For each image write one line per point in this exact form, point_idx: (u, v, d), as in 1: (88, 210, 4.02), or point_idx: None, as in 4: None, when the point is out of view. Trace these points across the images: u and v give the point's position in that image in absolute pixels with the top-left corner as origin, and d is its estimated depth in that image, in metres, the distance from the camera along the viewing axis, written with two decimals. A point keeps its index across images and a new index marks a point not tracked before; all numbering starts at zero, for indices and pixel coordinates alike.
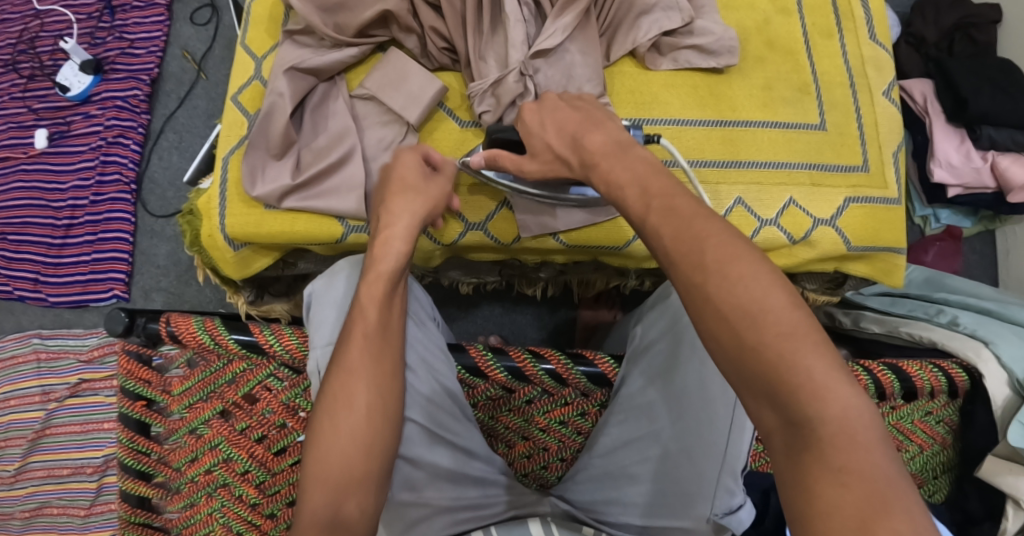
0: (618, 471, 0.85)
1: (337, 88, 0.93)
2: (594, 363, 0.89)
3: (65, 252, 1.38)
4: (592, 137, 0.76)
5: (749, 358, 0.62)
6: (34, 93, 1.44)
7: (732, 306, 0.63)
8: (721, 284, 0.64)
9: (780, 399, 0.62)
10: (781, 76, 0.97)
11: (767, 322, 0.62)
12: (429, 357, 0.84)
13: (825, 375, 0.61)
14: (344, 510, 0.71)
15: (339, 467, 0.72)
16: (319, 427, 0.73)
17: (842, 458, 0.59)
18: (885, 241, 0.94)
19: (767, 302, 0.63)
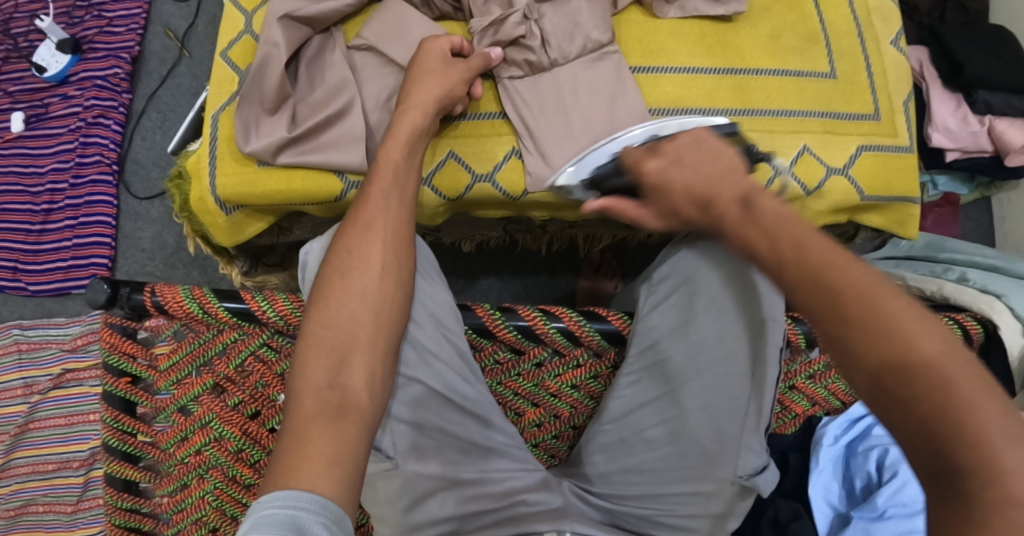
0: (633, 436, 0.81)
1: (334, 37, 0.90)
2: (609, 320, 0.84)
3: (45, 238, 1.33)
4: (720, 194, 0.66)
5: (894, 404, 0.57)
6: (8, 75, 1.38)
7: (887, 354, 0.57)
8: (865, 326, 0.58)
9: (936, 451, 0.55)
10: (788, 25, 0.94)
11: (923, 368, 0.56)
12: (437, 308, 0.80)
13: (994, 428, 0.54)
14: (349, 385, 0.69)
15: (343, 334, 0.71)
16: (327, 292, 0.72)
17: (986, 508, 0.53)
18: (899, 191, 0.92)
19: (918, 343, 0.57)
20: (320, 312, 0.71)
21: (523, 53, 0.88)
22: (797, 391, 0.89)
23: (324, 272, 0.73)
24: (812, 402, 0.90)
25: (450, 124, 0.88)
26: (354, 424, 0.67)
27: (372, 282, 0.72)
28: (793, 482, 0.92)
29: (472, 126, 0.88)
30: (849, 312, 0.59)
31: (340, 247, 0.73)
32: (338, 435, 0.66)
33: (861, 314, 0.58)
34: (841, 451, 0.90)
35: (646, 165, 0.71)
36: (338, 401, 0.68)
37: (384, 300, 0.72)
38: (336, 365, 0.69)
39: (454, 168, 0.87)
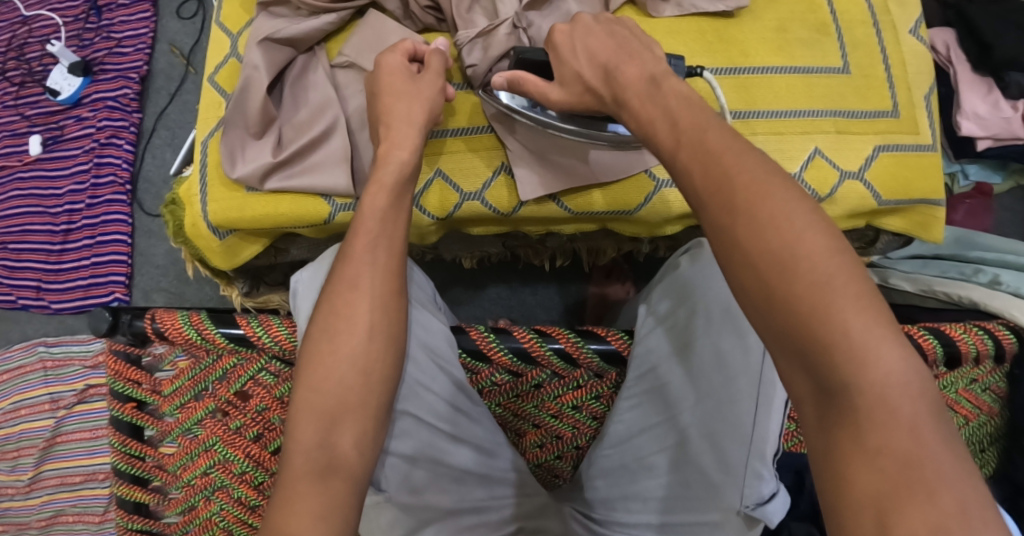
0: (635, 463, 0.77)
1: (319, 57, 0.87)
2: (607, 341, 0.81)
3: (65, 257, 1.34)
4: (625, 68, 0.68)
5: (783, 322, 0.55)
6: (26, 99, 1.40)
7: (768, 265, 0.55)
8: (749, 220, 0.56)
9: (812, 361, 0.54)
10: (797, 16, 0.89)
11: (803, 272, 0.54)
12: (430, 343, 0.77)
13: (861, 331, 0.53)
14: (338, 446, 0.66)
15: (333, 397, 0.68)
16: (315, 351, 0.69)
17: (877, 437, 0.51)
18: (919, 192, 0.86)
19: (802, 251, 0.55)
20: (308, 376, 0.68)
21: (512, 62, 0.84)
22: None
23: (310, 334, 0.70)
24: None
25: (430, 141, 0.85)
26: (344, 481, 0.64)
27: (362, 339, 0.70)
28: (809, 502, 0.87)
29: (455, 142, 0.85)
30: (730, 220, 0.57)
31: (326, 306, 0.70)
32: (327, 492, 0.63)
33: (748, 235, 0.56)
34: None
35: (555, 40, 0.74)
36: (326, 462, 0.65)
37: (372, 358, 0.70)
38: (326, 430, 0.66)
39: (442, 188, 0.85)
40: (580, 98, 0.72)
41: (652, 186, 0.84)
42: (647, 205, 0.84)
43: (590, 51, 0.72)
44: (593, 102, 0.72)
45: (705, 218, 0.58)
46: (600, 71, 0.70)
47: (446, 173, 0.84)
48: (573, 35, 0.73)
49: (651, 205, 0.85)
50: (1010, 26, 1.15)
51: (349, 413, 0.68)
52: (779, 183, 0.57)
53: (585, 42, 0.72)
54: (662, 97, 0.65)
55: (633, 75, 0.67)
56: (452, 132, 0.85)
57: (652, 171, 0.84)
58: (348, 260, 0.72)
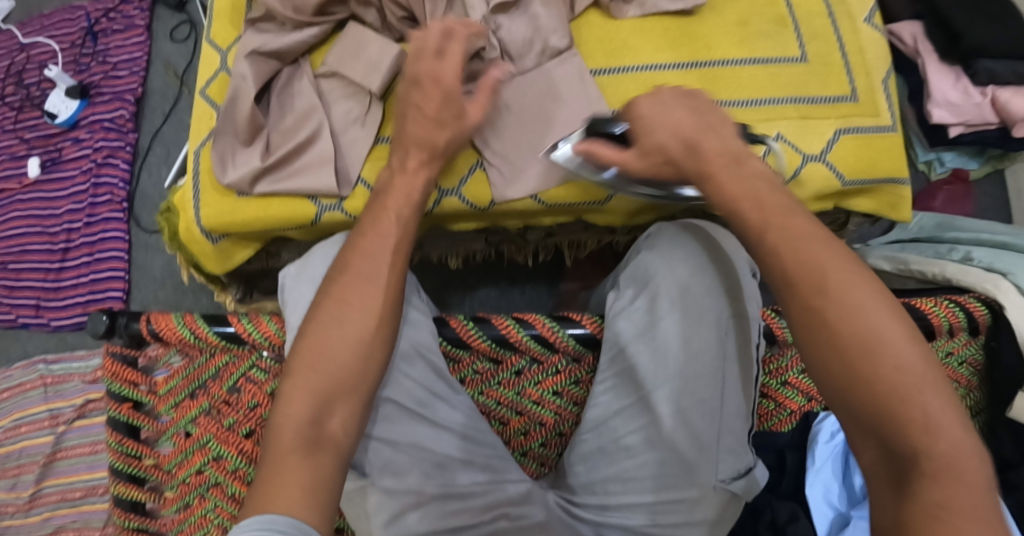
0: (612, 444, 0.79)
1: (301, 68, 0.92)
2: (582, 324, 0.84)
3: (63, 275, 1.38)
4: (707, 144, 0.73)
5: (863, 388, 0.62)
6: (25, 123, 1.44)
7: (852, 344, 0.62)
8: (833, 306, 0.63)
9: (881, 425, 0.61)
10: (756, 11, 0.93)
11: (884, 357, 0.62)
12: (416, 334, 0.81)
13: (936, 410, 0.60)
14: (327, 426, 0.69)
15: (331, 377, 0.71)
16: (319, 330, 0.72)
17: (939, 494, 0.58)
18: (884, 171, 0.90)
19: (886, 337, 0.62)
20: (311, 355, 0.71)
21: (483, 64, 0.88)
22: (790, 387, 0.89)
23: (319, 315, 0.73)
24: (807, 397, 0.90)
25: (374, 147, 0.89)
26: (330, 457, 0.68)
27: (364, 321, 0.73)
28: (793, 481, 0.89)
29: None
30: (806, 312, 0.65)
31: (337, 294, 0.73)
32: (315, 467, 0.67)
33: (839, 316, 0.63)
34: (839, 448, 0.87)
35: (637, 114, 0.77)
36: (314, 437, 0.68)
37: (368, 342, 0.73)
38: (317, 412, 0.69)
39: None
40: (657, 168, 0.76)
41: None
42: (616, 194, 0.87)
43: (671, 125, 0.75)
44: (669, 172, 0.76)
45: (794, 300, 0.65)
46: (682, 143, 0.74)
47: (402, 176, 0.88)
48: (655, 109, 0.76)
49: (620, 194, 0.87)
50: (972, 15, 1.18)
51: (342, 393, 0.71)
52: (861, 274, 0.64)
53: (667, 118, 0.75)
54: (746, 175, 0.71)
55: (714, 150, 0.72)
56: None
57: None
58: (359, 252, 0.75)
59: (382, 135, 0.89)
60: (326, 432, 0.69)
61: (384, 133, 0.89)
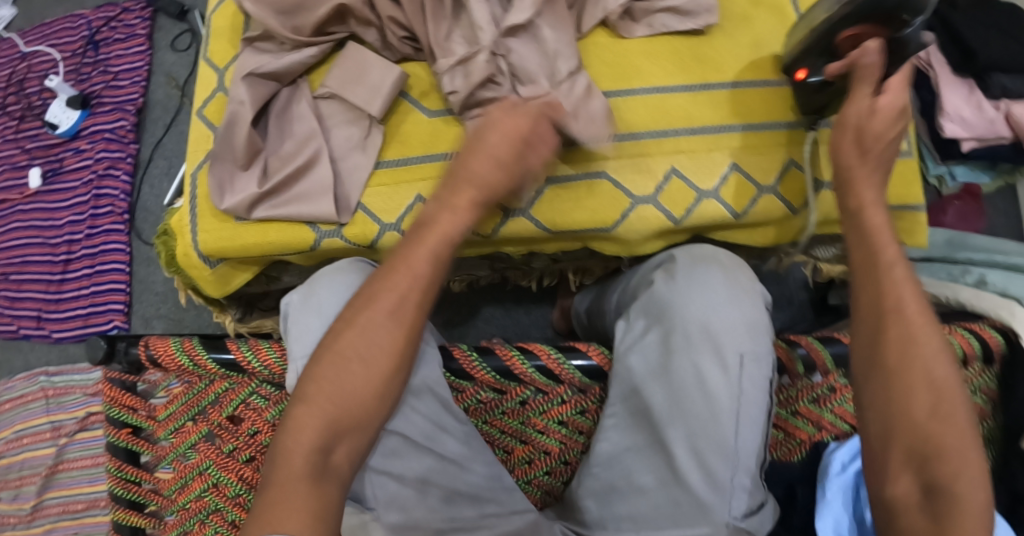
0: (623, 482, 0.77)
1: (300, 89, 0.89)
2: (589, 356, 0.81)
3: (65, 287, 1.36)
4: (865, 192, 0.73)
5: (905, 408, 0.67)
6: (26, 133, 1.43)
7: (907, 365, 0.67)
8: (923, 353, 0.67)
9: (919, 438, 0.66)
10: (771, 33, 0.88)
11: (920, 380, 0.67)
12: (425, 369, 0.78)
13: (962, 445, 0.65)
14: (334, 458, 0.68)
15: (347, 408, 0.69)
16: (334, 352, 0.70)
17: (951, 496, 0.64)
18: (898, 198, 0.87)
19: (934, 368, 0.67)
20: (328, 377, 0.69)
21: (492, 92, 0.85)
22: (800, 416, 0.86)
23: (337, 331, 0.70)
24: (818, 427, 0.86)
25: (374, 172, 0.86)
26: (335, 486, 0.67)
27: (377, 352, 0.70)
28: (804, 516, 0.85)
29: (418, 168, 0.86)
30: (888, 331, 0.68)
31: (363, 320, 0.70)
32: (321, 495, 0.66)
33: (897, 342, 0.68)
34: (851, 481, 0.82)
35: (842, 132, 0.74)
36: (318, 471, 0.66)
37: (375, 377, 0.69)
38: (323, 444, 0.67)
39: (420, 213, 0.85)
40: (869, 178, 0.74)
41: (629, 203, 0.83)
42: (624, 221, 0.83)
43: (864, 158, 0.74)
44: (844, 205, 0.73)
45: (864, 325, 0.70)
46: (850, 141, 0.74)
47: (370, 208, 0.85)
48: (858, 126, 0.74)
49: (628, 221, 0.83)
50: (986, 30, 1.16)
51: (346, 426, 0.69)
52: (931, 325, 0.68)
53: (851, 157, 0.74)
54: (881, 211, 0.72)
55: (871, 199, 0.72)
56: (413, 160, 0.86)
57: (629, 188, 0.83)
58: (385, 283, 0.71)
59: (383, 159, 0.87)
60: (330, 465, 0.68)
61: (384, 157, 0.87)
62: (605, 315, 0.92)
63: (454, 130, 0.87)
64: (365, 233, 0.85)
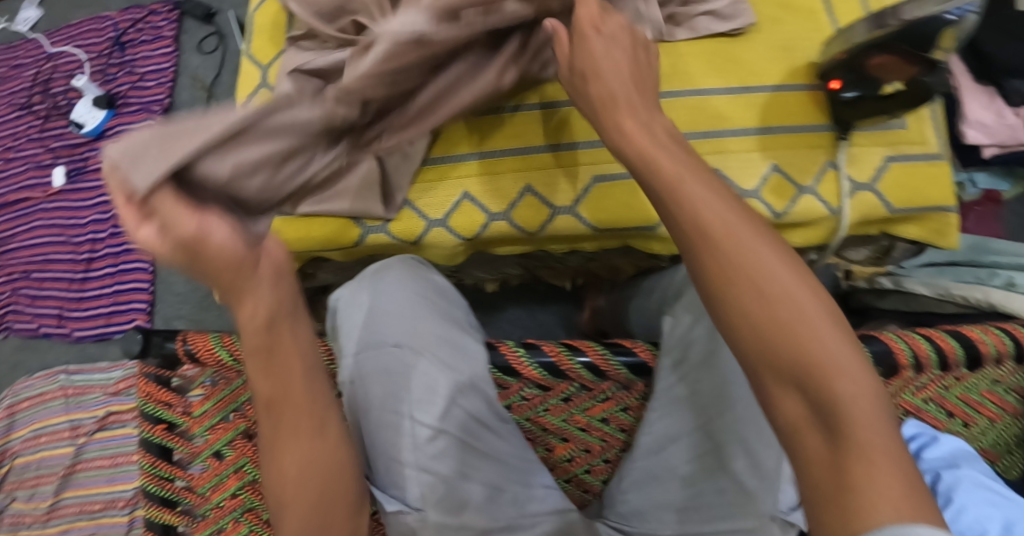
0: (666, 472, 0.79)
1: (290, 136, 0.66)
2: (635, 352, 0.82)
3: (87, 286, 1.37)
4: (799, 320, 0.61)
5: (796, 378, 0.56)
6: (50, 132, 1.43)
7: (784, 335, 0.57)
8: (808, 325, 0.57)
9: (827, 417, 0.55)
10: (804, 35, 0.88)
11: (819, 351, 0.56)
12: (469, 365, 0.76)
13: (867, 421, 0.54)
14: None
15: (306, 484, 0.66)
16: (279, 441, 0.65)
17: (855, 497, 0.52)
18: (931, 200, 0.86)
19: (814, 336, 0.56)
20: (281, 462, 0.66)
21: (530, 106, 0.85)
22: None
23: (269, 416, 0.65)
24: None
25: (420, 169, 0.85)
26: None
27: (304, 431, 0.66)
28: None
29: (465, 165, 0.85)
30: (816, 372, 0.56)
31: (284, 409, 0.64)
32: None
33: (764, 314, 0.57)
34: None
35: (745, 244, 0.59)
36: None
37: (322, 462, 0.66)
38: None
39: (469, 209, 0.84)
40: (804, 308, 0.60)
41: None
42: None
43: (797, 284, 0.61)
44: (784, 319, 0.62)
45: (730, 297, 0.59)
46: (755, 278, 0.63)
47: (417, 204, 0.85)
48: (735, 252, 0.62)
49: None
50: (1005, 39, 1.18)
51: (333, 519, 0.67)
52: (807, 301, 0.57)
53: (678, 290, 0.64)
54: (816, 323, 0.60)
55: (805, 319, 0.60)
56: (459, 157, 0.85)
57: None
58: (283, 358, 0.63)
59: (428, 156, 0.85)
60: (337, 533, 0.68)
61: (430, 154, 0.85)
62: (636, 310, 0.97)
63: (500, 128, 0.85)
64: (412, 230, 0.84)
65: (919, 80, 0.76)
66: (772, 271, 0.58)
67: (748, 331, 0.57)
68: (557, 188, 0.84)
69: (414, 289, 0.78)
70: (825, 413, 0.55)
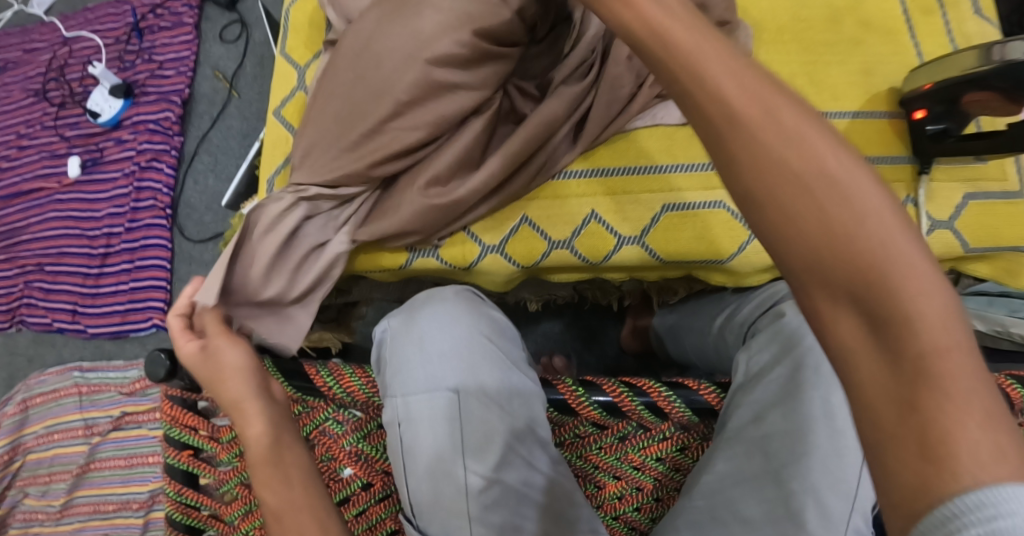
0: (727, 514, 0.71)
1: (294, 214, 0.80)
2: (697, 393, 0.78)
3: (103, 282, 1.32)
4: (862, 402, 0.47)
5: (835, 261, 0.46)
6: (65, 120, 1.37)
7: (815, 223, 0.46)
8: (858, 203, 0.46)
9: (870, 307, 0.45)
10: (882, 59, 0.83)
11: (863, 238, 0.45)
12: (527, 408, 0.71)
13: (932, 319, 0.44)
14: None
15: None
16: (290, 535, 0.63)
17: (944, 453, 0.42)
18: (1008, 241, 0.82)
19: (866, 223, 0.46)
20: None
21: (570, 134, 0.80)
22: None
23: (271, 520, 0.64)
24: None
25: None
26: None
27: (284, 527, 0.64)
28: None
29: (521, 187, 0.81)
30: (897, 291, 0.44)
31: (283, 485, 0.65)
32: None
33: (811, 200, 0.46)
34: None
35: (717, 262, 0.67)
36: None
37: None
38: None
39: (529, 235, 0.80)
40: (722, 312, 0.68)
41: (746, 234, 0.78)
42: (741, 254, 0.78)
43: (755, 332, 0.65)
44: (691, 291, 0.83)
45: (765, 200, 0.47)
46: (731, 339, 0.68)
47: (470, 228, 0.81)
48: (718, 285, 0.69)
49: (745, 254, 0.79)
50: None
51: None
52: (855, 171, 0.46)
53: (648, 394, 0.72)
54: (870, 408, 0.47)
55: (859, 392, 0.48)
56: None
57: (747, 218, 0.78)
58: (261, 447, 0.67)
59: None
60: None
61: None
62: (692, 336, 0.91)
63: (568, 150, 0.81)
64: (465, 255, 0.81)
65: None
66: (825, 164, 0.47)
67: (797, 239, 0.46)
68: (623, 214, 0.79)
69: (472, 327, 0.73)
70: (887, 327, 0.45)
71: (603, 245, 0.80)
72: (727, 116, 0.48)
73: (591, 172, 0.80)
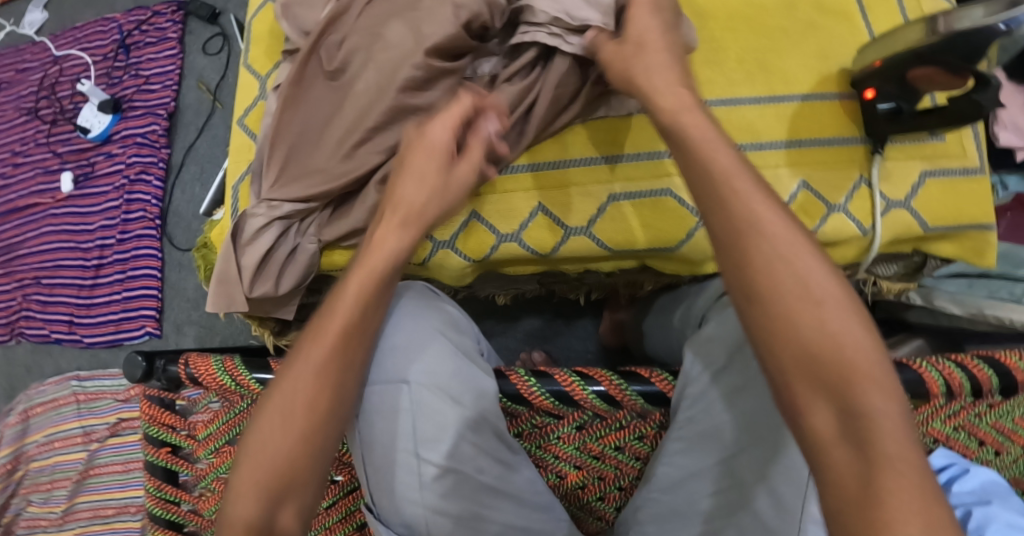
0: (687, 507, 0.74)
1: (268, 234, 0.81)
2: (651, 382, 0.78)
3: (97, 292, 1.35)
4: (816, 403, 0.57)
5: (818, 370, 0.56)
6: (58, 137, 1.40)
7: (805, 336, 0.57)
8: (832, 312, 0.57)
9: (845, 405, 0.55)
10: (838, 41, 0.83)
11: (845, 352, 0.56)
12: (477, 400, 0.72)
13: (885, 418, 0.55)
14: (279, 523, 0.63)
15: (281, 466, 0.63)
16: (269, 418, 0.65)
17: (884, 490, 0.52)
18: (970, 218, 0.82)
19: (840, 336, 0.56)
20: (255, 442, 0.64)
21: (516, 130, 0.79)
22: None
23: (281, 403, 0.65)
24: None
25: None
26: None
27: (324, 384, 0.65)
28: None
29: None
30: (861, 390, 0.55)
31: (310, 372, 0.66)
32: None
33: (799, 313, 0.57)
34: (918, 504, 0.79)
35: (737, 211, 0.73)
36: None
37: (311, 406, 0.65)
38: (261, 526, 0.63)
39: (478, 231, 0.82)
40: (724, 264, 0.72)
41: (695, 222, 0.80)
42: (689, 240, 0.81)
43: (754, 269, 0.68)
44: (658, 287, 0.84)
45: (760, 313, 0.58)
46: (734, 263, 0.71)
47: None
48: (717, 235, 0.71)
49: (693, 241, 0.81)
50: None
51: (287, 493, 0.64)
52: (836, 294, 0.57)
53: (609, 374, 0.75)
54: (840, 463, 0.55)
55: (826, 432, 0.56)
56: None
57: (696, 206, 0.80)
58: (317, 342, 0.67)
59: None
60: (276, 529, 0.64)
61: None
62: (656, 326, 0.92)
63: None
64: (417, 251, 0.82)
65: (968, 95, 0.72)
66: (815, 277, 0.58)
67: (792, 342, 0.57)
68: (571, 207, 0.81)
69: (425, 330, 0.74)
70: (858, 428, 0.54)
71: (553, 237, 0.81)
72: (749, 223, 0.59)
73: (541, 166, 0.81)
